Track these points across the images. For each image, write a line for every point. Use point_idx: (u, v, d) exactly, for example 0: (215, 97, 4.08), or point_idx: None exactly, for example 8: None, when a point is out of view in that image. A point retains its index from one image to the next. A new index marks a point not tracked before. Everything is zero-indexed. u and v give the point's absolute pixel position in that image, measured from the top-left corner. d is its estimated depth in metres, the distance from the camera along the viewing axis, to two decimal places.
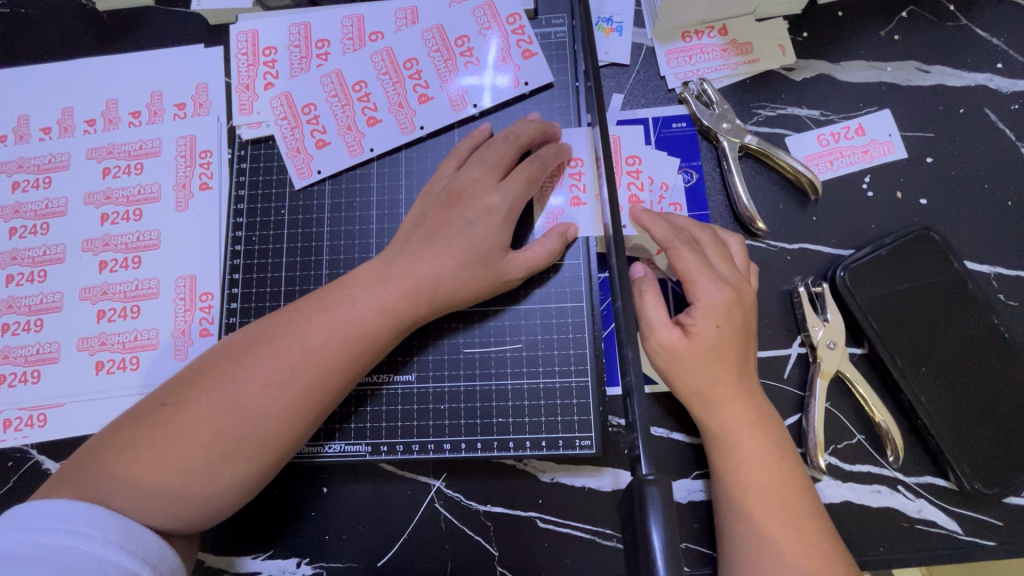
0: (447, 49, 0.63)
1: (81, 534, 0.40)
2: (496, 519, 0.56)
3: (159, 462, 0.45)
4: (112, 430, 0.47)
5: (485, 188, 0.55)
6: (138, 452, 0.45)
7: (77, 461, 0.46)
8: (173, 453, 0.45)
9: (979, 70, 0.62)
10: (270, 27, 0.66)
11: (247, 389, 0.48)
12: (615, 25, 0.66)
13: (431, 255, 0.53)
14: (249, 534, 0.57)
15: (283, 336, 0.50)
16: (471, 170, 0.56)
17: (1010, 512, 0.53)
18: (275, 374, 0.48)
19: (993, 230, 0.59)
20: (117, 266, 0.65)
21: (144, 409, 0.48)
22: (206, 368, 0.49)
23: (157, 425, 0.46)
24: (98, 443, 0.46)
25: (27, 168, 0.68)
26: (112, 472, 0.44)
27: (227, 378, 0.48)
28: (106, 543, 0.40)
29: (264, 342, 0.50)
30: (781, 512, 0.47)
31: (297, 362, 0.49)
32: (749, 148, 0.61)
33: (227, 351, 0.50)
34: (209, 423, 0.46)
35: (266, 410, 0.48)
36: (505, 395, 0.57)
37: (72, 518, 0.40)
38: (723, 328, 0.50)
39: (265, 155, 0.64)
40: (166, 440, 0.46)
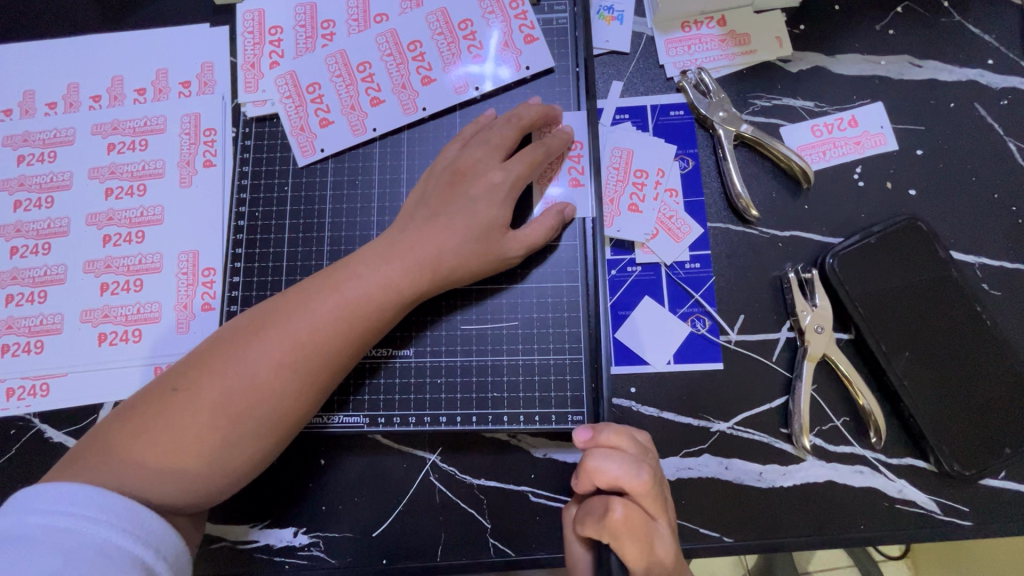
0: (450, 32, 0.64)
1: (85, 516, 0.41)
2: (490, 492, 0.58)
3: (170, 444, 0.46)
4: (122, 409, 0.49)
5: (489, 166, 0.56)
6: (149, 434, 0.47)
7: (89, 443, 0.47)
8: (178, 426, 0.47)
9: (971, 66, 0.64)
10: (276, 6, 0.67)
11: (252, 365, 0.49)
12: (616, 13, 0.67)
13: (433, 236, 0.54)
14: (248, 504, 0.59)
15: (287, 313, 0.51)
16: (474, 152, 0.57)
17: (987, 493, 0.55)
18: (279, 351, 0.49)
19: (979, 221, 0.60)
20: (120, 240, 0.66)
21: (152, 388, 0.49)
22: (212, 351, 0.50)
23: (162, 403, 0.48)
24: (110, 426, 0.48)
25: (32, 142, 0.69)
26: (123, 454, 0.46)
27: (233, 354, 0.49)
28: (109, 526, 0.41)
29: (269, 317, 0.51)
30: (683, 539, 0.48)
31: (302, 339, 0.50)
32: (744, 136, 0.62)
33: (231, 334, 0.51)
34: (213, 395, 0.48)
35: (271, 387, 0.49)
36: (500, 370, 0.58)
37: (74, 501, 0.42)
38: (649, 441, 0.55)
39: (269, 133, 0.65)
40: (172, 414, 0.47)
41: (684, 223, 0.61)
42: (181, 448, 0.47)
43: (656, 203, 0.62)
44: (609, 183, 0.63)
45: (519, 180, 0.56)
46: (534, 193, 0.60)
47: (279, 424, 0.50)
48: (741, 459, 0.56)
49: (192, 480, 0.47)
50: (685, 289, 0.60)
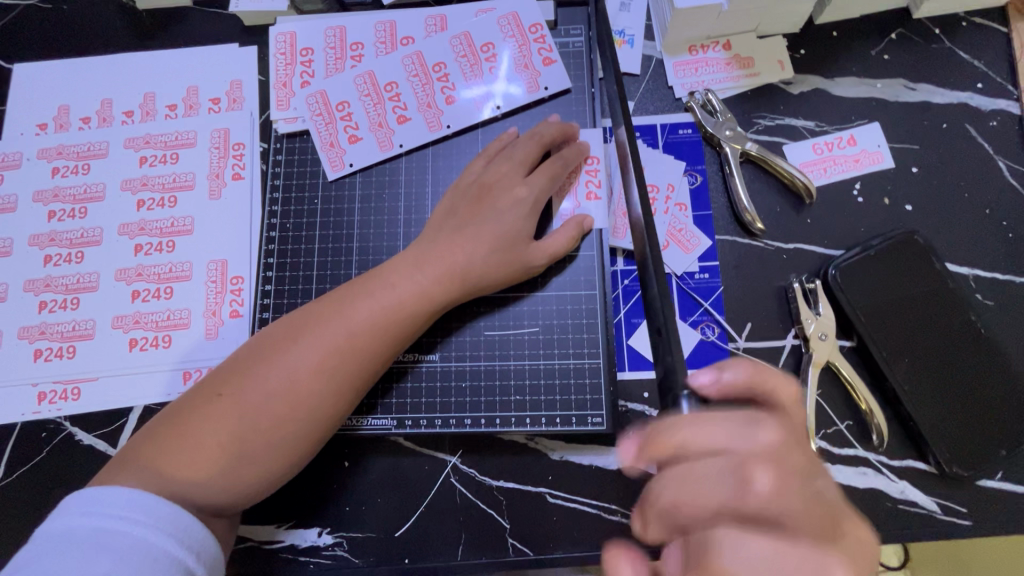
0: (472, 55, 0.67)
1: (134, 519, 0.43)
2: (509, 493, 0.60)
3: (216, 447, 0.49)
4: (169, 413, 0.51)
5: (513, 182, 0.60)
6: (195, 435, 0.49)
7: (136, 448, 0.50)
8: (223, 427, 0.49)
9: (962, 89, 0.68)
10: (306, 28, 0.71)
11: (292, 371, 0.51)
12: (627, 37, 0.71)
13: (461, 246, 0.57)
14: (274, 506, 0.61)
15: (323, 320, 0.54)
16: (498, 168, 0.61)
17: (984, 494, 0.57)
18: (318, 357, 0.52)
19: (972, 235, 0.64)
20: (152, 249, 0.69)
21: (197, 392, 0.52)
22: (252, 358, 0.53)
23: (208, 406, 0.50)
24: (157, 431, 0.50)
25: (67, 155, 0.72)
26: (171, 458, 0.48)
27: (273, 360, 0.52)
28: (155, 530, 0.43)
29: (308, 324, 0.54)
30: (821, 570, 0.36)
31: (339, 345, 0.53)
32: (750, 154, 0.66)
33: (270, 342, 0.54)
34: (258, 396, 0.50)
35: (311, 391, 0.51)
36: (522, 375, 0.61)
37: (125, 505, 0.44)
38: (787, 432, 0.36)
39: (299, 148, 0.68)
40: (218, 416, 0.50)
41: (693, 235, 0.65)
42: (227, 450, 0.49)
43: (666, 216, 0.65)
44: None
45: (541, 195, 0.60)
46: (553, 205, 0.63)
47: (316, 425, 0.52)
48: None
49: (232, 480, 0.49)
50: (695, 298, 0.63)
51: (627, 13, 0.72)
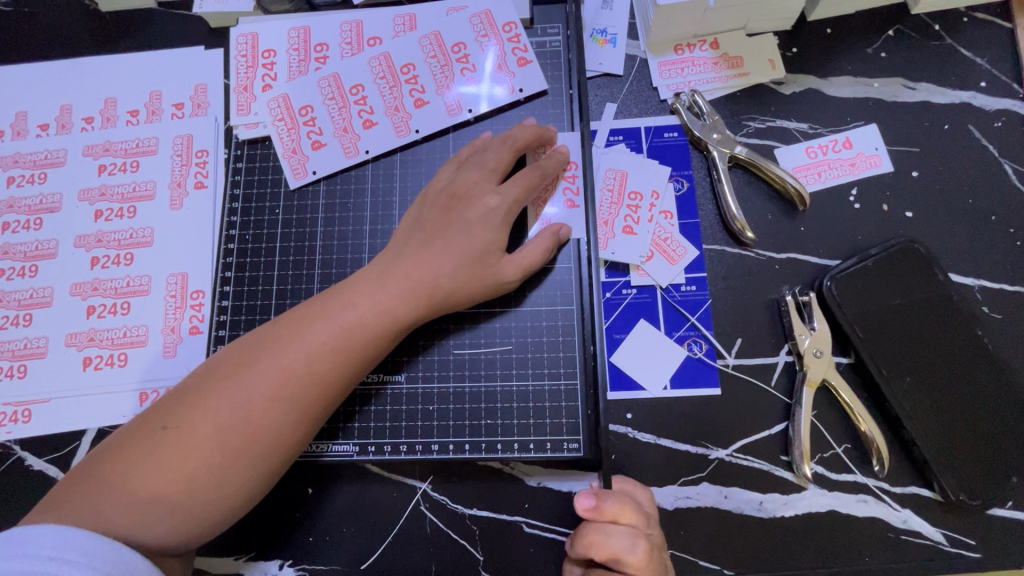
0: (443, 56, 0.64)
1: (67, 560, 0.39)
2: (482, 522, 0.56)
3: (159, 484, 0.45)
4: (111, 447, 0.47)
5: (485, 190, 0.56)
6: (139, 472, 0.45)
7: (73, 483, 0.46)
8: (170, 463, 0.45)
9: (964, 88, 0.64)
10: (271, 29, 0.67)
11: (244, 399, 0.48)
12: (609, 36, 0.67)
13: (432, 259, 0.54)
14: (231, 535, 0.57)
15: (278, 341, 0.50)
16: (470, 176, 0.57)
17: (994, 523, 0.53)
18: (274, 384, 0.48)
19: (976, 244, 0.60)
20: (109, 262, 0.65)
21: (142, 424, 0.48)
22: (203, 385, 0.49)
23: (153, 440, 0.46)
24: (96, 465, 0.46)
25: (23, 164, 0.69)
26: (111, 497, 0.44)
27: (226, 386, 0.48)
28: (91, 570, 0.39)
29: (264, 349, 0.50)
30: None
31: (295, 369, 0.49)
32: (738, 158, 0.62)
33: (222, 366, 0.50)
34: (207, 428, 0.47)
35: (266, 421, 0.48)
36: (494, 396, 0.57)
37: (56, 544, 0.39)
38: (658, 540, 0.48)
39: (262, 156, 0.65)
40: (164, 451, 0.46)
41: (679, 245, 0.61)
42: (171, 485, 0.45)
43: (650, 224, 0.61)
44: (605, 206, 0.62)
45: (515, 205, 0.56)
46: (529, 214, 0.60)
47: (272, 455, 0.48)
48: (741, 488, 0.55)
49: (176, 518, 0.45)
50: (680, 312, 0.59)
51: (609, 10, 0.68)
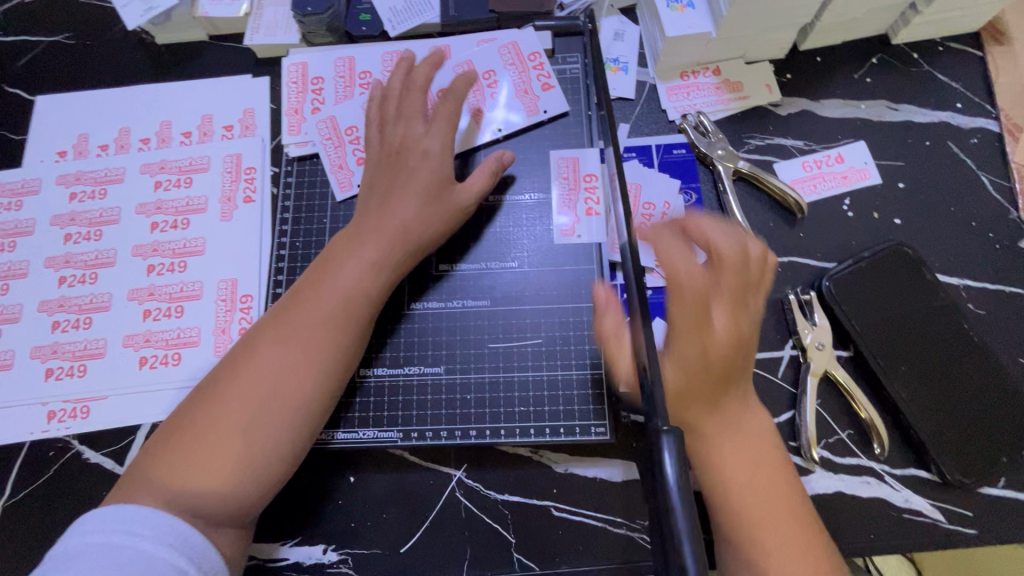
0: (475, 81, 0.70)
1: (137, 533, 0.45)
2: (514, 507, 0.60)
3: (200, 454, 0.50)
4: (158, 434, 0.52)
5: (418, 137, 0.62)
6: (183, 450, 0.50)
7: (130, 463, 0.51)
8: (210, 436, 0.50)
9: (942, 109, 0.71)
10: (318, 59, 0.74)
11: (267, 367, 0.53)
12: (621, 64, 0.74)
13: (403, 209, 0.59)
14: (278, 522, 0.60)
15: (293, 319, 0.55)
16: (398, 129, 0.63)
17: (987, 501, 0.58)
18: (297, 360, 0.53)
19: (960, 247, 0.66)
20: (164, 269, 0.71)
21: (184, 409, 0.53)
22: (229, 364, 0.54)
23: (192, 419, 0.51)
24: (148, 452, 0.51)
25: (85, 181, 0.75)
26: (158, 468, 0.49)
27: (253, 365, 0.53)
28: (157, 542, 0.45)
29: (279, 322, 0.55)
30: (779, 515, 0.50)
31: (317, 348, 0.54)
32: (741, 171, 0.68)
33: (246, 348, 0.55)
34: (240, 399, 0.52)
35: (292, 393, 0.53)
36: (526, 386, 0.62)
37: (129, 521, 0.46)
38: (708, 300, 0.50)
39: (309, 171, 0.71)
40: (203, 426, 0.51)
41: None
42: (216, 457, 0.50)
43: None
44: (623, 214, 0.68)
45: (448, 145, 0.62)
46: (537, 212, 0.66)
47: (303, 427, 0.53)
48: None
49: (230, 483, 0.50)
50: None
51: (620, 41, 0.75)
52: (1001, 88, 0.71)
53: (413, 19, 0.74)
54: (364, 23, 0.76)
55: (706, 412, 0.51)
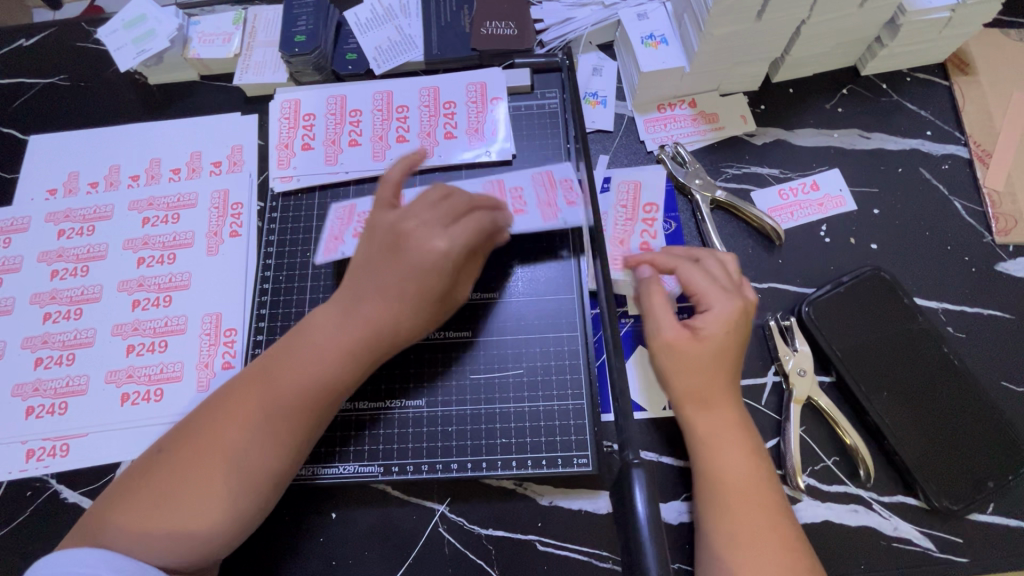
0: (435, 107, 0.73)
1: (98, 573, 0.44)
2: (498, 542, 0.59)
3: (163, 503, 0.51)
4: (128, 481, 0.53)
5: (434, 234, 0.56)
6: (153, 503, 0.51)
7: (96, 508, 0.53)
8: (181, 488, 0.51)
9: (912, 136, 0.73)
10: (310, 97, 0.75)
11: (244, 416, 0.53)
12: (600, 98, 0.76)
13: (389, 302, 0.55)
14: (257, 562, 0.59)
15: (268, 370, 0.55)
16: (420, 218, 0.56)
17: (976, 528, 0.57)
18: (252, 410, 0.54)
19: (937, 271, 0.66)
20: (149, 304, 0.71)
21: (156, 454, 0.54)
22: (201, 416, 0.55)
23: (167, 469, 0.52)
24: (117, 501, 0.52)
25: (73, 218, 0.76)
26: (125, 516, 0.50)
27: (210, 417, 0.54)
28: None
29: (257, 371, 0.56)
30: (769, 533, 0.50)
31: (272, 399, 0.54)
32: (719, 201, 0.70)
33: (220, 398, 0.55)
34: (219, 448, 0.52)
35: (246, 442, 0.53)
36: (508, 417, 0.61)
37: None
38: (729, 335, 0.54)
39: (294, 206, 0.72)
40: (175, 477, 0.51)
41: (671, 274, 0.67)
42: (183, 508, 0.51)
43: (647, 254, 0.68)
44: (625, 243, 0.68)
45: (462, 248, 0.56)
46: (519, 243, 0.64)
47: (268, 468, 0.53)
48: None
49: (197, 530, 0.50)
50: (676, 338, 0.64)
51: (599, 76, 0.78)
52: (969, 115, 0.73)
53: (398, 57, 0.77)
54: (351, 62, 0.78)
55: (697, 424, 0.54)
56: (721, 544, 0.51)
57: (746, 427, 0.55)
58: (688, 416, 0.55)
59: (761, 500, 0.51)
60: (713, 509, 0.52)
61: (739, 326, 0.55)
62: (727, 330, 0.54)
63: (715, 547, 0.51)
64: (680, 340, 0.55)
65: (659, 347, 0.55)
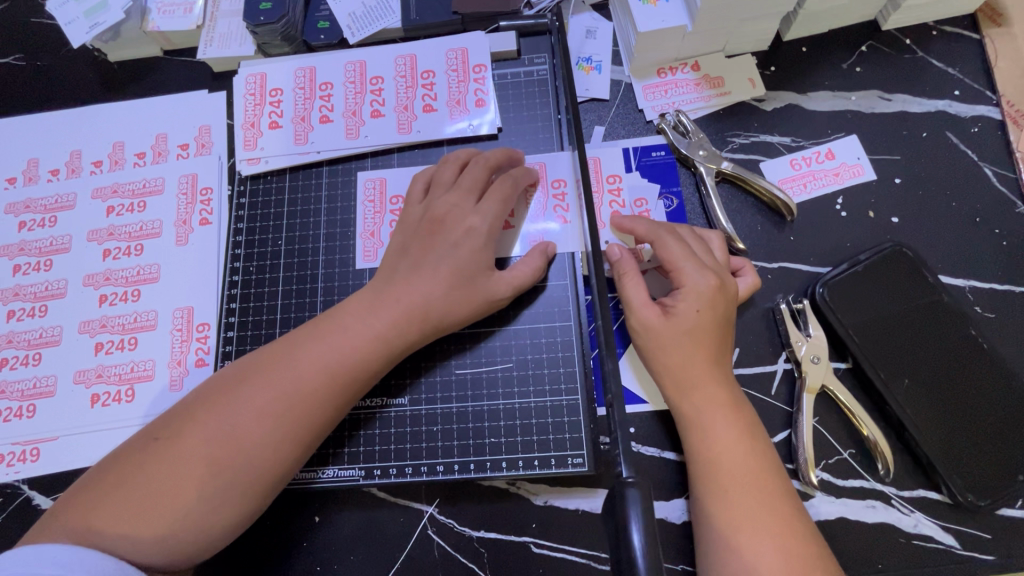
0: (412, 77, 0.67)
1: None
2: (490, 545, 0.56)
3: (158, 497, 0.46)
4: (101, 473, 0.48)
5: (465, 211, 0.57)
6: (128, 496, 0.46)
7: (71, 497, 0.47)
8: (158, 485, 0.46)
9: (938, 97, 0.66)
10: (278, 70, 0.69)
11: (233, 413, 0.49)
12: (594, 64, 0.70)
13: (409, 294, 0.54)
14: (238, 569, 0.56)
15: (263, 367, 0.51)
16: (447, 198, 0.58)
17: (1004, 523, 0.53)
18: (264, 401, 0.49)
19: (964, 246, 0.61)
20: (117, 299, 0.67)
21: (136, 445, 0.49)
22: (186, 409, 0.50)
23: (145, 463, 0.47)
24: (81, 500, 0.46)
25: (34, 208, 0.71)
26: (103, 510, 0.45)
27: (217, 404, 0.49)
28: None
29: (258, 369, 0.51)
30: (772, 523, 0.46)
31: (285, 390, 0.50)
32: (725, 173, 0.64)
33: (213, 389, 0.51)
34: (199, 454, 0.47)
35: (252, 436, 0.48)
36: (497, 415, 0.57)
37: (66, 567, 0.40)
38: (705, 313, 0.52)
39: (263, 190, 0.67)
40: (154, 475, 0.47)
41: None
42: (177, 504, 0.46)
43: None
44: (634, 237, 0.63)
45: (496, 221, 0.57)
46: (521, 212, 0.62)
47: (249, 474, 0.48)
48: None
49: (170, 539, 0.45)
50: None
51: (593, 39, 0.71)
52: (1002, 72, 0.66)
53: (373, 25, 0.70)
54: (322, 31, 0.72)
55: (683, 405, 0.51)
56: (721, 542, 0.47)
57: (741, 409, 0.51)
58: (672, 398, 0.52)
59: (761, 486, 0.48)
60: (710, 500, 0.48)
61: (729, 307, 0.53)
62: (702, 306, 0.52)
63: (716, 544, 0.47)
64: (654, 320, 0.52)
65: (636, 328, 0.54)
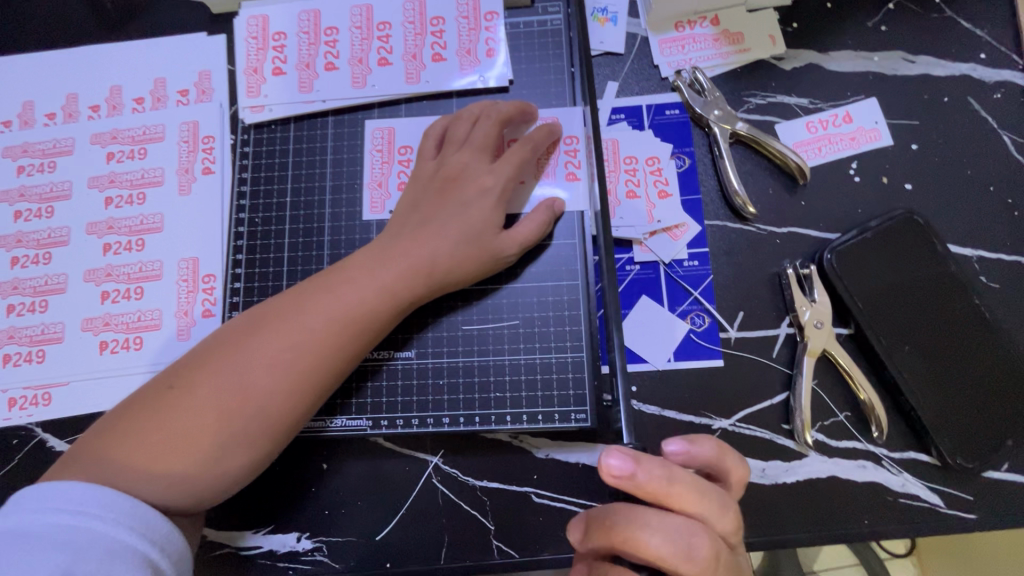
0: (421, 24, 0.65)
1: (91, 515, 0.41)
2: (493, 493, 0.58)
3: (174, 442, 0.47)
4: (114, 418, 0.49)
5: (480, 170, 0.57)
6: (139, 440, 0.47)
7: (86, 441, 0.48)
8: (168, 431, 0.47)
9: (963, 60, 0.64)
10: (281, 12, 0.67)
11: (243, 363, 0.49)
12: (610, 15, 0.67)
13: (416, 249, 0.54)
14: (250, 511, 0.58)
15: (271, 317, 0.52)
16: (460, 156, 0.57)
17: (988, 484, 0.55)
18: (273, 350, 0.50)
19: (975, 215, 0.60)
20: (121, 248, 0.66)
21: (147, 392, 0.50)
22: (195, 359, 0.50)
23: (157, 408, 0.48)
24: (96, 442, 0.47)
25: (32, 153, 0.70)
26: (117, 452, 0.46)
27: (226, 354, 0.50)
28: (116, 524, 0.41)
29: (266, 319, 0.52)
30: None
31: (294, 341, 0.50)
32: (739, 134, 0.62)
33: (221, 340, 0.51)
34: (209, 400, 0.48)
35: (263, 384, 0.49)
36: (502, 370, 0.58)
37: (83, 501, 0.41)
38: None
39: (267, 139, 0.66)
40: (165, 419, 0.47)
41: (681, 220, 0.61)
42: (191, 449, 0.47)
43: (648, 188, 0.62)
44: (642, 195, 0.62)
45: (509, 182, 0.57)
46: (533, 171, 0.60)
47: (258, 421, 0.49)
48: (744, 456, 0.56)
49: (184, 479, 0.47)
50: (683, 287, 0.60)
51: None
52: None
53: None
54: None
55: None
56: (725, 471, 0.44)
57: None
58: None
59: None
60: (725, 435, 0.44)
61: None
62: None
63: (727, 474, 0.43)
64: None
65: None
